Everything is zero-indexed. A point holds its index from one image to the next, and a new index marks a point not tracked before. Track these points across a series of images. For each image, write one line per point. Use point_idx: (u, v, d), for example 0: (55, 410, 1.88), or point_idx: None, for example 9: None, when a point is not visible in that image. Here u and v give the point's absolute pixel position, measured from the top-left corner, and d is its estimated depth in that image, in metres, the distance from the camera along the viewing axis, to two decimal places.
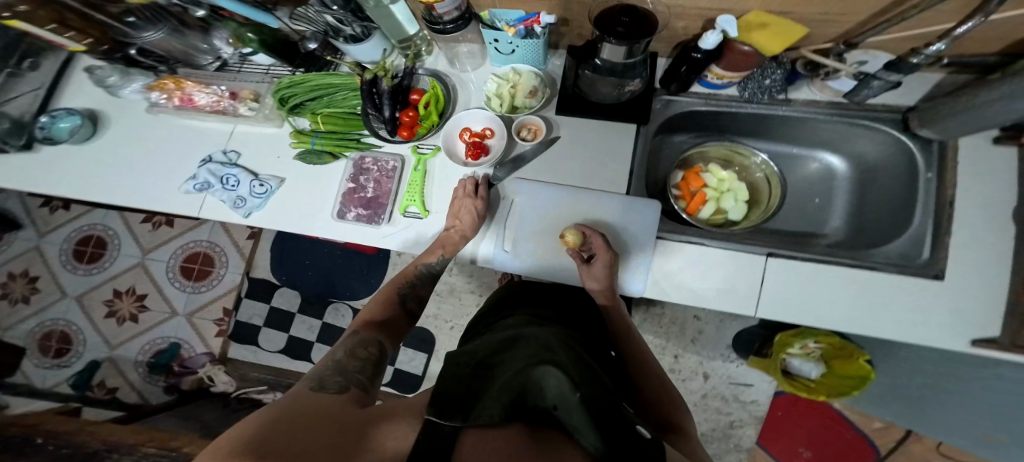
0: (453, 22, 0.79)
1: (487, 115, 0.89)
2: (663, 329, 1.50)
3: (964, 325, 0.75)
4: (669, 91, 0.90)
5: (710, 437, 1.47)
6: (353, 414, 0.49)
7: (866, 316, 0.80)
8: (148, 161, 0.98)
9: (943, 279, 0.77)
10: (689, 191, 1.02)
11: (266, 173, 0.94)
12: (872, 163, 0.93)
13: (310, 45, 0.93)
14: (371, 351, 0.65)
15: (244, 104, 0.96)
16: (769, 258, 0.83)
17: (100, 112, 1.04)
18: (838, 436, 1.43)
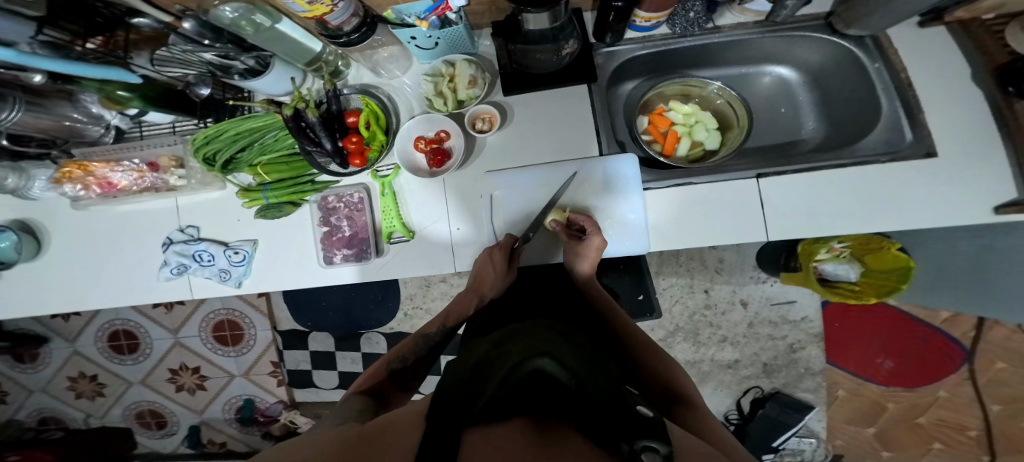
0: (356, 31, 0.74)
1: (437, 119, 0.84)
2: (685, 268, 1.45)
3: (977, 197, 0.75)
4: (606, 43, 0.87)
5: (777, 369, 1.44)
6: (360, 440, 0.51)
7: (878, 213, 0.77)
8: (121, 253, 1.01)
9: (936, 155, 0.76)
10: (659, 133, 0.98)
11: (235, 239, 0.96)
12: (817, 65, 0.95)
13: (201, 91, 0.84)
14: (366, 404, 0.67)
15: (170, 174, 0.96)
16: (759, 182, 0.79)
17: (29, 218, 1.02)
18: (910, 335, 1.35)
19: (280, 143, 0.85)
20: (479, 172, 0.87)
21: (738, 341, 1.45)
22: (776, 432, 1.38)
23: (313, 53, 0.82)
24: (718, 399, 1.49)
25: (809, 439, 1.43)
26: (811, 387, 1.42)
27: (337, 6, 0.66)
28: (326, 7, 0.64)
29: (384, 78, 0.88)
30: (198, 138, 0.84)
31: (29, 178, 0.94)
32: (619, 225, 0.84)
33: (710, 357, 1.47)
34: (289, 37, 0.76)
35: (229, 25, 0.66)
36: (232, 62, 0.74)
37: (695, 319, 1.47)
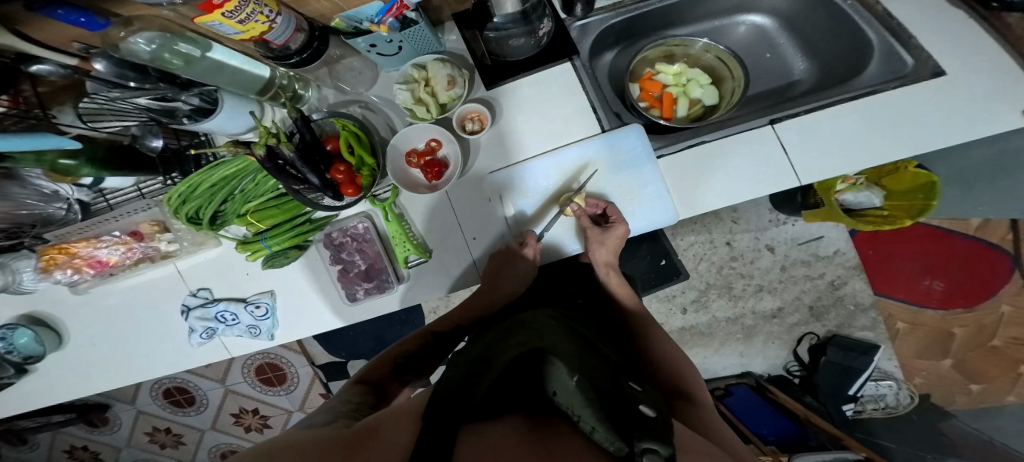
0: (306, 48, 0.70)
1: (423, 128, 0.79)
2: (701, 224, 1.41)
3: (1002, 107, 0.69)
4: (577, 16, 0.83)
5: (824, 311, 1.38)
6: (357, 436, 0.47)
7: (902, 139, 0.72)
8: (141, 322, 1.01)
9: (943, 73, 0.72)
10: (653, 98, 0.92)
11: (251, 293, 0.96)
12: (790, 9, 0.91)
13: (152, 142, 0.81)
14: (366, 397, 0.64)
15: (157, 240, 0.96)
16: (773, 128, 0.74)
17: (38, 311, 1.03)
18: (949, 248, 1.28)
19: (262, 187, 0.82)
20: (479, 175, 0.83)
21: (775, 288, 1.41)
22: (849, 379, 1.35)
23: (263, 79, 0.75)
24: (772, 352, 1.43)
25: (888, 382, 1.36)
26: (868, 323, 1.36)
27: (276, 22, 0.60)
28: (264, 24, 0.58)
29: (349, 93, 0.85)
30: (173, 199, 0.82)
31: (13, 271, 0.96)
32: (638, 200, 0.79)
33: (750, 309, 1.43)
34: (227, 64, 0.70)
35: (149, 59, 0.61)
36: (173, 102, 0.67)
37: (724, 273, 1.42)
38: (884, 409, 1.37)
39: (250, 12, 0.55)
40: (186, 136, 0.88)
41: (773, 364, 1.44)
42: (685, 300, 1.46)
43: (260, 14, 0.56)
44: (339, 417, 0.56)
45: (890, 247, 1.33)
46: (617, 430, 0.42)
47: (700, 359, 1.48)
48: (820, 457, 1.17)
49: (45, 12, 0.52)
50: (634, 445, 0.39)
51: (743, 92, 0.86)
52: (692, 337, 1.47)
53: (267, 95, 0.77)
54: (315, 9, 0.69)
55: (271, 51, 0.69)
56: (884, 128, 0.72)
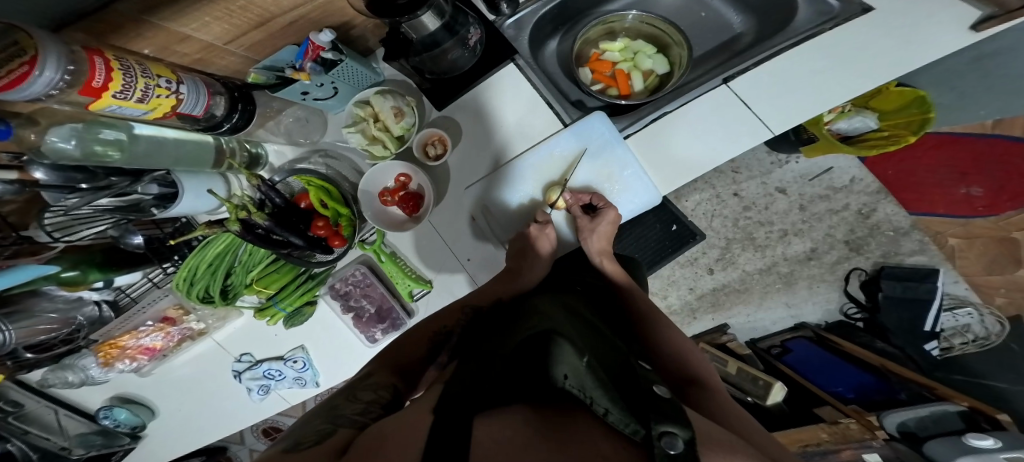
0: (232, 111, 0.68)
1: (388, 167, 0.77)
2: (704, 182, 1.43)
3: (942, 28, 0.66)
4: (506, 15, 0.81)
5: (862, 243, 1.40)
6: (357, 449, 0.40)
7: (851, 82, 0.68)
8: (211, 387, 1.04)
9: (873, 8, 0.69)
10: (606, 77, 0.89)
11: (287, 350, 0.97)
12: None
13: (133, 238, 0.77)
14: (380, 396, 0.56)
15: (186, 320, 1.00)
16: (726, 85, 0.71)
17: (124, 391, 1.07)
18: (975, 148, 1.29)
19: (255, 255, 0.83)
20: (457, 196, 0.81)
21: (800, 230, 1.42)
22: (920, 315, 1.34)
23: (212, 147, 0.74)
24: (824, 296, 1.43)
25: (967, 310, 1.35)
26: (917, 247, 1.37)
27: (182, 92, 0.58)
28: (167, 98, 0.56)
29: (305, 145, 0.84)
30: (180, 284, 0.84)
31: (82, 369, 1.00)
32: (618, 183, 0.76)
33: (782, 256, 1.43)
34: (165, 138, 0.66)
35: (81, 156, 0.57)
36: (133, 194, 0.66)
37: (742, 224, 1.43)
38: (975, 342, 1.35)
39: (144, 87, 0.52)
40: (166, 223, 0.84)
41: (829, 309, 1.43)
42: (710, 260, 1.45)
43: (158, 88, 0.54)
44: (341, 422, 0.48)
45: (915, 162, 1.34)
46: (632, 412, 0.40)
47: (745, 318, 1.48)
48: (912, 413, 1.13)
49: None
50: (652, 429, 0.37)
51: (688, 56, 0.82)
52: (728, 296, 1.47)
53: (223, 167, 0.76)
54: (223, 66, 0.68)
55: (198, 123, 0.66)
56: (836, 65, 0.69)
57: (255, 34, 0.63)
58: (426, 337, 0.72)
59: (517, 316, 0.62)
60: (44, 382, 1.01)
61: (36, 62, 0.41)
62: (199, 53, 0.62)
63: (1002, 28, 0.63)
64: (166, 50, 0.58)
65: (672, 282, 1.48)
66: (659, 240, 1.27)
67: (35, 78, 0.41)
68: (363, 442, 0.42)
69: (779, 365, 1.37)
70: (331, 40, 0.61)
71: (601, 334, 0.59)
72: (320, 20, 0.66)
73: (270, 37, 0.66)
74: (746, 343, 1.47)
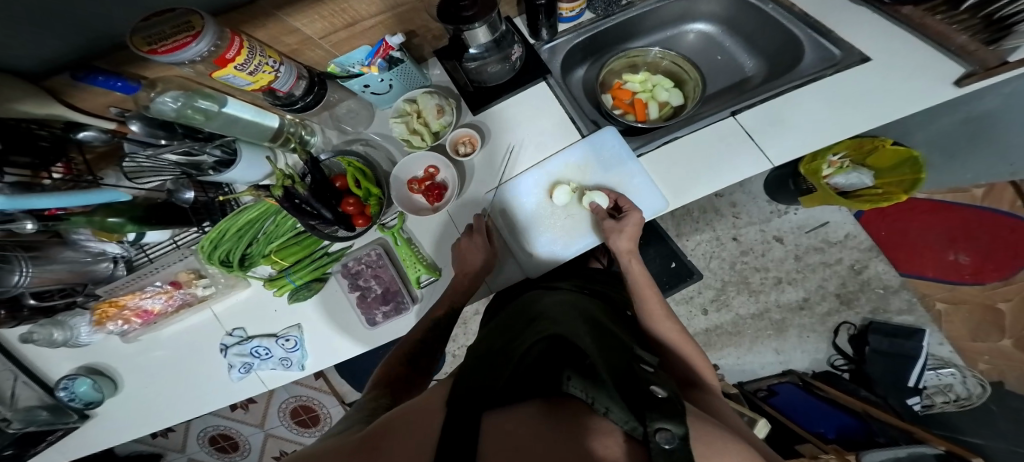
0: (308, 93, 0.74)
1: (420, 156, 0.85)
2: (705, 223, 1.52)
3: (932, 81, 0.76)
4: (545, 40, 0.92)
5: (853, 297, 1.46)
6: (375, 437, 0.49)
7: (849, 120, 0.77)
8: (193, 365, 1.05)
9: (870, 56, 0.80)
10: (626, 103, 0.99)
11: (281, 328, 1.01)
12: (728, 14, 1.00)
13: (184, 194, 0.86)
14: (379, 401, 0.65)
15: (194, 286, 1.02)
16: (732, 117, 0.81)
17: (93, 362, 1.07)
18: (962, 216, 1.39)
19: (281, 227, 0.92)
20: (477, 196, 0.88)
21: (795, 278, 1.49)
22: (903, 368, 1.36)
23: (273, 128, 0.82)
24: (811, 346, 1.47)
25: (950, 370, 1.38)
26: (905, 306, 1.43)
27: (280, 71, 0.67)
28: (270, 74, 0.65)
29: (350, 134, 0.92)
30: (205, 246, 0.91)
31: (71, 327, 1.02)
32: (630, 188, 0.83)
33: (775, 302, 1.49)
34: (239, 117, 0.76)
35: (174, 117, 0.69)
36: (199, 157, 0.73)
37: (739, 268, 1.51)
38: (956, 402, 1.38)
39: (257, 63, 0.62)
40: (212, 188, 0.92)
41: (817, 360, 1.47)
42: (704, 300, 1.52)
43: (266, 65, 0.64)
44: (354, 423, 0.58)
45: (901, 223, 1.44)
46: (631, 410, 0.42)
47: (734, 360, 1.51)
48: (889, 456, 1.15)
49: (86, 80, 0.60)
50: (647, 425, 0.39)
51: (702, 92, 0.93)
52: (720, 337, 1.51)
53: (277, 142, 0.83)
54: (310, 58, 0.77)
55: (278, 100, 0.74)
56: (836, 105, 0.78)
57: (342, 34, 0.73)
58: (408, 354, 0.77)
59: (525, 321, 0.66)
60: (26, 338, 1.00)
61: (197, 35, 0.54)
62: (297, 45, 0.71)
63: (983, 84, 0.73)
64: (275, 40, 0.69)
65: None
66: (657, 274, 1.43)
67: (191, 47, 0.54)
68: (378, 436, 0.49)
69: (764, 407, 1.38)
70: (400, 42, 0.70)
71: (608, 337, 0.61)
72: (397, 28, 0.77)
73: (353, 37, 0.75)
74: (735, 385, 1.47)
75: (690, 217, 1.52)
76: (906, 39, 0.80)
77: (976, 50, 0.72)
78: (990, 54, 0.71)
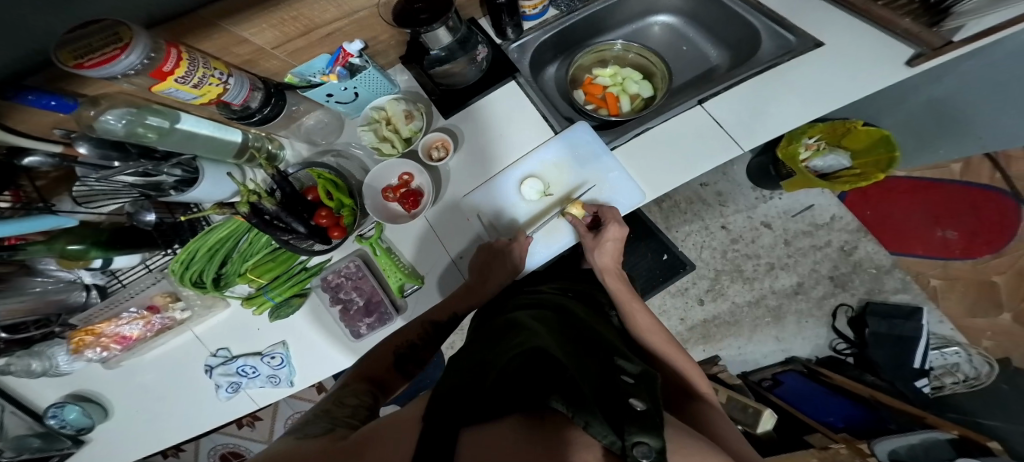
0: (266, 104, 0.73)
1: (394, 164, 0.83)
2: (693, 213, 1.52)
3: (886, 63, 0.77)
4: (512, 39, 0.91)
5: (846, 279, 1.45)
6: (353, 447, 0.46)
7: (812, 103, 0.78)
8: (177, 389, 1.01)
9: (823, 42, 0.81)
10: (598, 98, 0.98)
11: (266, 346, 0.98)
12: (690, 6, 1.00)
13: (146, 216, 0.84)
14: (360, 400, 0.63)
15: (172, 309, 0.99)
16: (701, 106, 0.80)
17: (82, 388, 1.02)
18: (945, 193, 1.44)
19: (255, 245, 0.90)
20: (455, 202, 0.86)
21: (787, 263, 1.48)
22: (907, 350, 1.33)
23: (237, 143, 0.80)
24: (812, 332, 1.45)
25: (954, 349, 1.35)
26: (900, 286, 1.43)
27: (230, 83, 0.65)
28: (218, 87, 0.63)
29: (321, 145, 0.91)
30: (177, 267, 0.88)
31: (49, 357, 0.98)
32: (606, 186, 0.82)
33: (770, 289, 1.48)
34: (198, 133, 0.73)
35: (123, 135, 0.65)
36: (157, 176, 0.70)
37: (731, 256, 1.50)
38: (965, 382, 1.32)
39: (201, 76, 0.60)
40: (179, 208, 0.90)
41: (817, 345, 1.44)
42: (700, 290, 1.50)
43: (212, 77, 0.62)
44: (337, 425, 0.54)
45: (885, 203, 1.47)
46: (610, 423, 0.39)
47: (735, 350, 1.48)
48: (901, 441, 1.07)
49: (17, 99, 0.56)
50: (624, 439, 0.37)
51: (669, 83, 0.92)
52: (719, 328, 1.49)
53: (243, 158, 0.82)
54: (267, 68, 0.75)
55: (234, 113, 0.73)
56: (800, 90, 0.79)
57: (298, 42, 0.71)
58: (394, 345, 0.75)
59: (503, 328, 0.63)
60: (4, 369, 0.97)
61: (126, 48, 0.51)
62: (250, 55, 0.70)
63: (936, 64, 0.75)
64: (224, 51, 0.67)
65: (663, 311, 1.50)
66: (650, 269, 1.45)
67: (121, 61, 0.51)
68: (354, 450, 0.45)
69: (770, 398, 1.35)
70: (361, 48, 0.70)
71: (590, 344, 0.58)
72: (354, 34, 0.76)
73: (311, 46, 0.74)
74: (738, 375, 1.44)
75: (676, 208, 1.53)
76: (857, 23, 0.81)
77: (919, 33, 0.75)
78: (934, 36, 0.73)
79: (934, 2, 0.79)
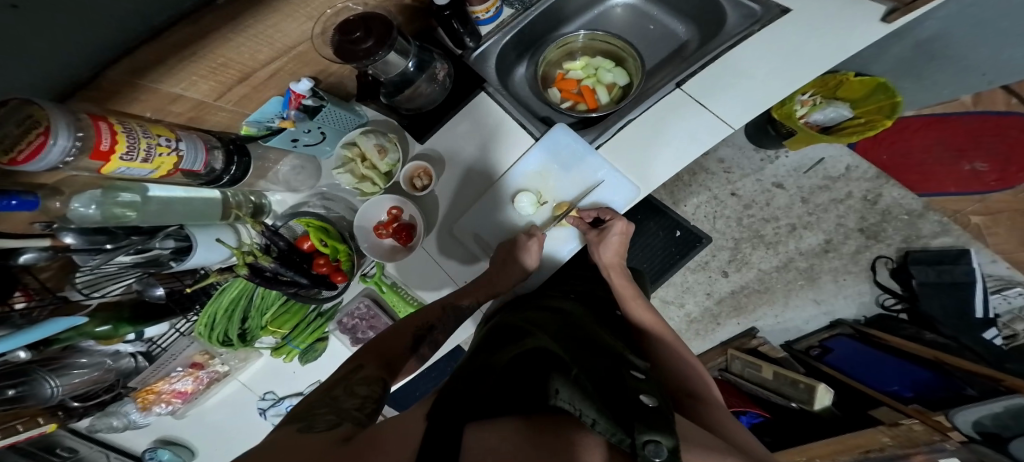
0: (229, 164, 0.71)
1: (378, 202, 0.81)
2: (699, 185, 1.46)
3: (866, 16, 0.72)
4: (472, 48, 0.87)
5: (878, 230, 1.38)
6: (363, 444, 0.42)
7: (790, 74, 0.73)
8: (241, 434, 1.04)
9: (789, 7, 0.76)
10: (574, 94, 0.95)
11: (306, 385, 1.00)
12: None
13: (155, 291, 0.81)
14: (373, 387, 0.57)
15: (212, 364, 0.99)
16: (680, 89, 0.76)
17: (165, 433, 1.06)
18: (962, 127, 1.32)
19: (268, 298, 0.87)
20: (447, 225, 0.84)
21: (809, 222, 1.41)
22: (962, 298, 1.25)
23: (218, 202, 0.79)
24: (852, 290, 1.38)
25: (1016, 290, 1.28)
26: (938, 229, 1.35)
27: (182, 148, 0.61)
28: (169, 155, 0.59)
29: (302, 190, 0.89)
30: (202, 331, 0.86)
31: (124, 414, 1.00)
32: (595, 186, 0.78)
33: (797, 251, 1.41)
34: (175, 197, 0.72)
35: (101, 219, 0.63)
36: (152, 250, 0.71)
37: (747, 223, 1.43)
38: None
39: (146, 147, 0.55)
40: (186, 275, 0.87)
41: (863, 303, 1.37)
42: (721, 262, 1.44)
43: (158, 146, 0.57)
44: (346, 420, 0.47)
45: (902, 145, 1.37)
46: (618, 422, 0.36)
47: (773, 319, 1.42)
48: (985, 409, 0.94)
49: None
50: (634, 437, 0.35)
51: (642, 69, 0.88)
52: (749, 297, 1.43)
53: (230, 219, 0.81)
54: (217, 122, 0.71)
55: (200, 179, 0.70)
56: (776, 59, 0.74)
57: (239, 89, 0.67)
58: (414, 326, 0.72)
59: (503, 329, 0.60)
60: (92, 428, 1.00)
61: (50, 133, 0.45)
62: (191, 112, 0.64)
63: (913, 15, 0.69)
64: (162, 111, 0.60)
65: (687, 288, 1.45)
66: (664, 247, 1.37)
67: (50, 146, 0.45)
68: (361, 446, 0.41)
69: (819, 367, 1.28)
70: (310, 87, 0.68)
71: (596, 341, 0.56)
72: (298, 70, 0.71)
73: (256, 91, 0.70)
74: (781, 346, 1.39)
75: (680, 181, 1.46)
76: None
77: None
78: None
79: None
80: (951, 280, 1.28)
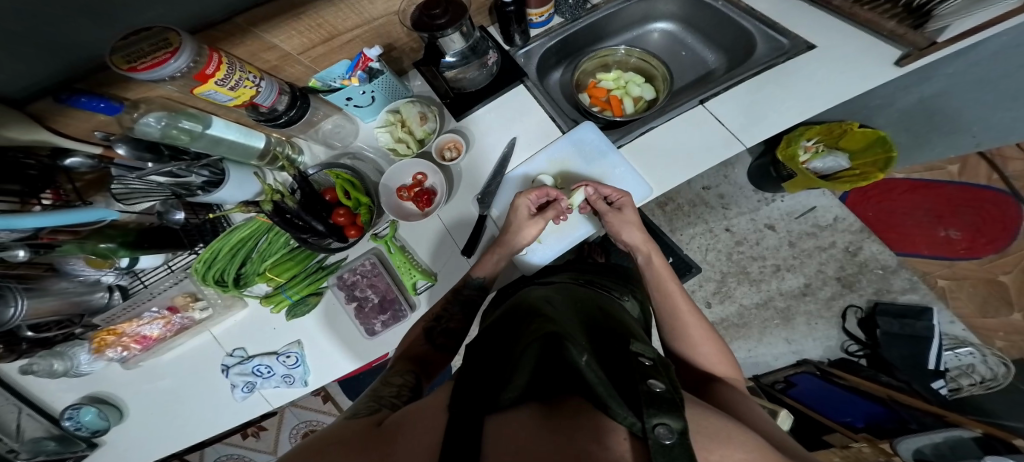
0: (291, 107, 0.79)
1: (409, 164, 0.87)
2: (696, 217, 1.56)
3: (877, 63, 0.81)
4: (519, 46, 0.95)
5: (854, 279, 1.48)
6: (386, 433, 0.46)
7: (806, 101, 0.82)
8: (193, 393, 0.97)
9: (815, 44, 0.85)
10: (603, 102, 1.03)
11: (282, 345, 0.96)
12: (687, 13, 1.05)
13: (174, 215, 0.86)
14: (404, 379, 0.63)
15: (192, 310, 0.97)
16: (702, 105, 0.85)
17: (100, 390, 0.98)
18: (946, 192, 1.48)
19: (274, 245, 0.91)
20: (466, 200, 0.89)
21: (792, 265, 1.51)
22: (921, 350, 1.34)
23: (258, 148, 0.85)
24: (822, 333, 1.47)
25: (967, 349, 1.35)
26: (907, 285, 1.45)
27: (261, 86, 0.71)
28: (251, 89, 0.69)
29: (337, 148, 0.94)
30: (200, 267, 0.90)
31: (71, 357, 0.95)
32: (612, 180, 0.85)
33: (778, 290, 1.50)
34: (224, 138, 0.79)
35: (159, 136, 0.72)
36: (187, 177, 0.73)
37: (736, 259, 1.53)
38: (982, 384, 1.31)
39: (237, 79, 0.66)
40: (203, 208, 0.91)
41: (830, 347, 1.45)
42: (706, 293, 1.52)
43: (246, 80, 0.67)
44: (382, 405, 0.56)
45: (884, 203, 1.50)
46: (630, 406, 0.39)
47: (746, 353, 1.49)
48: (927, 438, 1.05)
49: (70, 102, 0.63)
50: (646, 421, 0.36)
51: (670, 87, 0.97)
52: (727, 330, 1.50)
53: (263, 160, 0.86)
54: (290, 74, 0.82)
55: (261, 115, 0.78)
56: (794, 87, 0.83)
57: (320, 49, 0.79)
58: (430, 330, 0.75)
59: (518, 314, 0.63)
60: (27, 369, 0.95)
61: (175, 52, 0.57)
62: (276, 61, 0.77)
63: (924, 62, 0.78)
64: (254, 56, 0.73)
65: None
66: None
67: (169, 63, 0.56)
68: (390, 432, 0.46)
69: (784, 400, 1.35)
70: (379, 53, 0.75)
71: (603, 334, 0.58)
72: (369, 39, 0.83)
73: (331, 52, 0.82)
74: (750, 379, 1.45)
75: (677, 211, 1.57)
76: (845, 27, 0.86)
77: (906, 34, 0.79)
78: (919, 36, 0.77)
79: (917, 5, 0.81)
80: (912, 333, 1.34)
